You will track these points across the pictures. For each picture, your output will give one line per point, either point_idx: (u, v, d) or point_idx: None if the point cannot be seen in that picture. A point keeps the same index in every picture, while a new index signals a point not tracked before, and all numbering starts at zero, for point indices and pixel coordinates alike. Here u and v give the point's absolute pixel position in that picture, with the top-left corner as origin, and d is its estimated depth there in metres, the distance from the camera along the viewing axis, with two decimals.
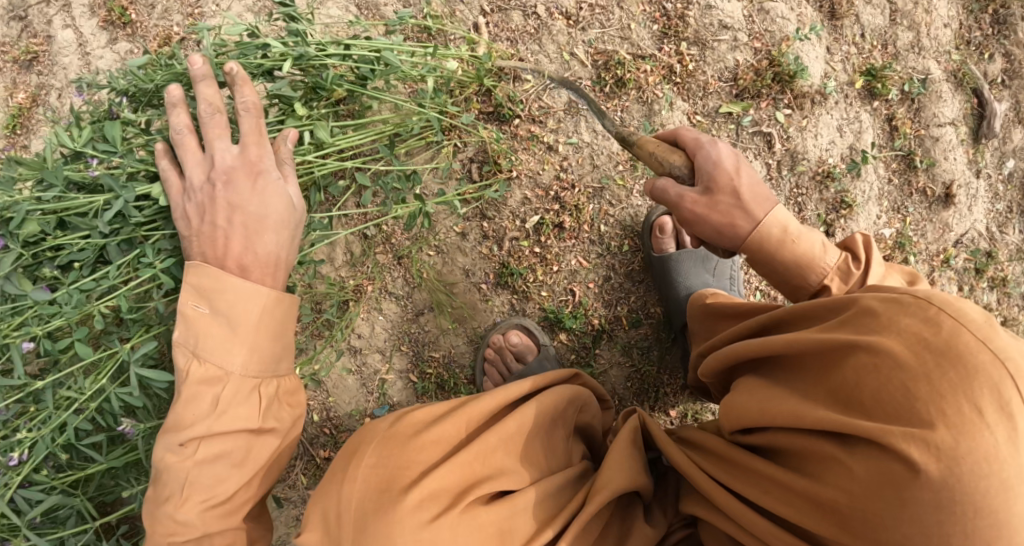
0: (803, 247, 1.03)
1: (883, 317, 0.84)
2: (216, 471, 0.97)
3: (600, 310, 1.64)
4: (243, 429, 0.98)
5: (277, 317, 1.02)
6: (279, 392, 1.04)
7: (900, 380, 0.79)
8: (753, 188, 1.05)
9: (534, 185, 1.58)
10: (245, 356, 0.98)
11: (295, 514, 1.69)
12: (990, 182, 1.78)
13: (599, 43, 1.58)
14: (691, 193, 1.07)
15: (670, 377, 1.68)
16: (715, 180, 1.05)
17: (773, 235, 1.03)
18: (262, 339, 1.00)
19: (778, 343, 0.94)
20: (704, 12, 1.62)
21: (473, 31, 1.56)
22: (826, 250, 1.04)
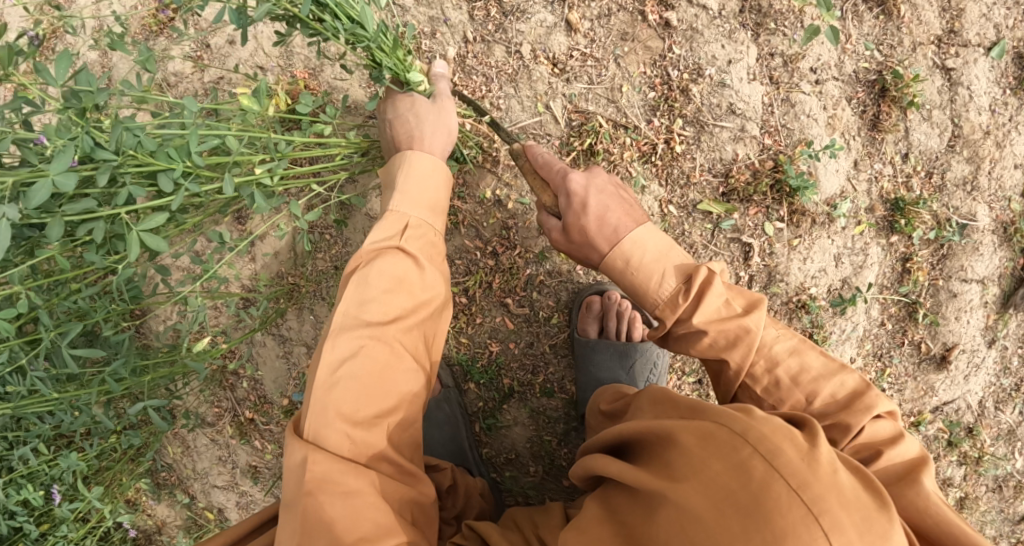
0: (637, 276, 1.00)
1: (697, 457, 0.78)
2: (350, 368, 0.97)
3: (515, 371, 1.57)
4: (397, 250, 1.06)
5: (439, 183, 1.17)
6: (423, 228, 1.11)
7: (704, 537, 0.72)
8: (598, 218, 1.05)
9: (475, 236, 1.50)
10: (410, 198, 1.12)
11: (219, 453, 1.83)
12: (1002, 354, 1.52)
13: (580, 100, 1.41)
14: (556, 229, 1.12)
15: (568, 452, 1.61)
16: (570, 223, 1.08)
17: (618, 267, 1.02)
18: (420, 188, 1.14)
19: (613, 471, 0.86)
20: (714, 90, 1.40)
21: (450, 59, 1.44)
22: (669, 273, 0.98)
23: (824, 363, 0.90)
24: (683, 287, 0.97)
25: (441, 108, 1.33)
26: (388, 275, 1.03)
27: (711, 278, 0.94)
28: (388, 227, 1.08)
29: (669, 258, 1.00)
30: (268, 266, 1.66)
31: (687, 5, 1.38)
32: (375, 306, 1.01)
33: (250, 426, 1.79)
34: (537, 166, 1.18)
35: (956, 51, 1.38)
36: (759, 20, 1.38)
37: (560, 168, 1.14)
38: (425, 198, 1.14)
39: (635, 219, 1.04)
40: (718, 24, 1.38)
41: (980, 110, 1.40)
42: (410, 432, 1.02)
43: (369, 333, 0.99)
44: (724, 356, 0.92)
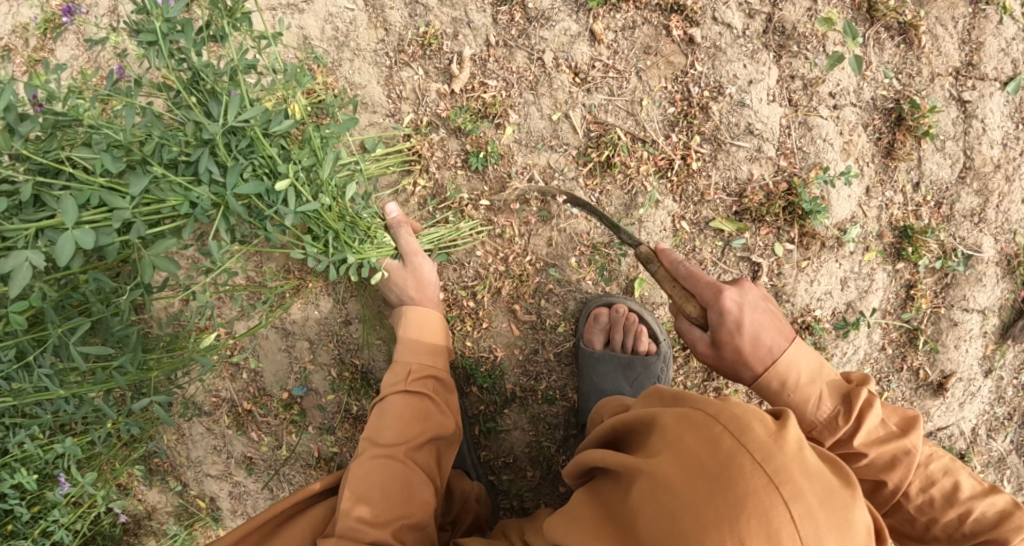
0: (797, 397, 1.01)
1: (671, 436, 0.78)
2: (369, 480, 1.15)
3: (518, 377, 1.58)
4: (402, 390, 1.27)
5: (435, 327, 1.39)
6: (422, 369, 1.33)
7: (672, 507, 0.72)
8: (752, 340, 1.04)
9: (486, 241, 1.50)
10: (410, 347, 1.35)
11: (214, 443, 1.86)
12: (998, 384, 1.54)
13: (599, 111, 1.41)
14: (700, 340, 1.10)
15: (565, 459, 1.62)
16: (720, 337, 1.06)
17: (773, 388, 1.03)
18: (417, 337, 1.36)
19: (597, 456, 0.87)
20: (734, 109, 1.40)
21: (470, 62, 1.43)
22: (826, 395, 1.00)
23: (973, 485, 0.97)
24: (843, 409, 0.99)
25: (416, 271, 1.40)
26: (394, 409, 1.25)
27: (875, 402, 0.98)
28: (394, 375, 1.30)
29: (823, 378, 1.02)
30: (273, 259, 1.65)
31: (711, 22, 1.37)
32: (388, 430, 1.22)
33: (246, 417, 1.81)
34: (677, 270, 1.14)
35: (973, 84, 1.40)
36: (782, 41, 1.38)
37: (709, 283, 1.08)
38: (424, 341, 1.36)
39: (782, 337, 1.04)
40: (741, 43, 1.38)
41: (992, 144, 1.42)
42: (426, 535, 1.14)
43: (381, 450, 1.19)
44: (883, 477, 0.97)
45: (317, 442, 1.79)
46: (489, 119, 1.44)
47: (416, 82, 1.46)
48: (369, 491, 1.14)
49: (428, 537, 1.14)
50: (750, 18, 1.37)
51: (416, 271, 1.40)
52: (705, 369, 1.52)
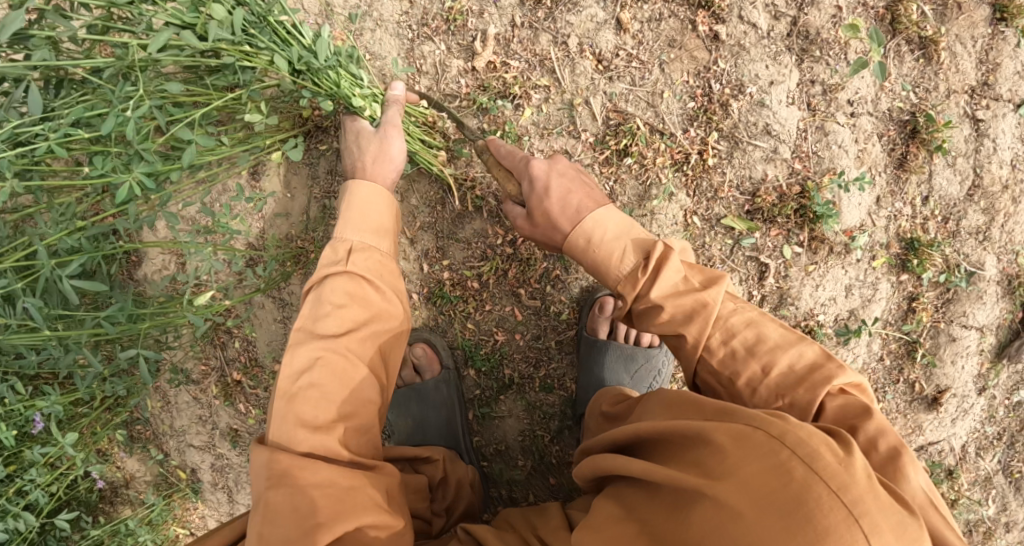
0: (602, 252, 1.06)
1: (730, 457, 0.76)
2: (308, 378, 1.03)
3: (517, 363, 1.57)
4: (342, 273, 1.12)
5: (382, 203, 1.23)
6: (363, 249, 1.16)
7: (746, 539, 0.70)
8: (559, 201, 1.11)
9: (496, 222, 1.49)
10: (354, 223, 1.18)
11: (199, 413, 1.90)
12: (990, 403, 1.55)
13: (620, 100, 1.41)
14: (518, 216, 1.18)
15: (558, 450, 1.62)
16: (532, 208, 1.14)
17: (580, 246, 1.08)
18: (357, 212, 1.19)
19: (635, 468, 0.83)
20: (753, 108, 1.41)
21: (494, 40, 1.42)
22: (627, 251, 1.04)
23: (783, 335, 0.93)
24: (642, 263, 1.02)
25: (381, 141, 1.30)
26: (333, 293, 1.09)
27: (668, 252, 1.00)
28: (333, 253, 1.14)
29: (630, 234, 1.06)
30: (276, 226, 1.62)
31: (737, 21, 1.38)
32: (327, 320, 1.07)
33: (234, 388, 1.83)
34: (502, 163, 1.26)
35: (988, 103, 1.41)
36: (806, 45, 1.39)
37: (521, 157, 1.20)
38: (369, 220, 1.20)
39: (589, 200, 1.10)
40: (765, 43, 1.39)
41: (1002, 164, 1.44)
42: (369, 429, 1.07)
43: (321, 344, 1.05)
44: (680, 330, 0.97)
45: None
46: (509, 99, 1.43)
47: (438, 58, 1.45)
48: (307, 390, 1.02)
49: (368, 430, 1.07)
50: (776, 19, 1.38)
51: (385, 142, 1.30)
52: None
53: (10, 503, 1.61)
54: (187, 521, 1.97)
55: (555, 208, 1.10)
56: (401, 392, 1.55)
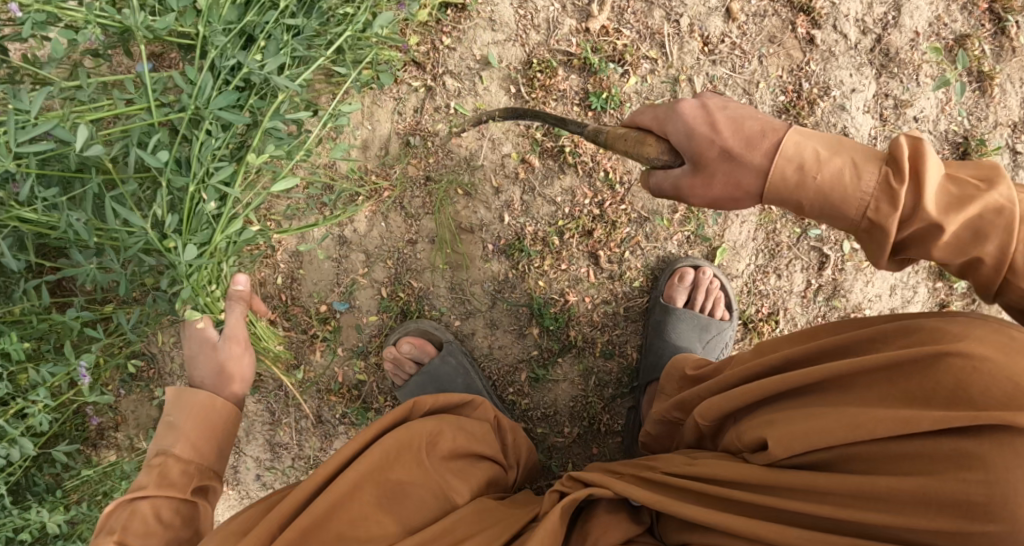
0: (831, 175, 0.83)
1: (949, 329, 0.76)
2: None
3: (583, 326, 1.60)
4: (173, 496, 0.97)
5: (217, 411, 1.08)
6: (196, 459, 1.02)
7: (1005, 378, 0.70)
8: (734, 134, 0.86)
9: (586, 183, 1.53)
10: (178, 439, 1.02)
11: None
12: None
13: (720, 83, 1.50)
14: (681, 176, 0.90)
15: (609, 418, 1.65)
16: (700, 152, 0.87)
17: (789, 180, 0.84)
18: (193, 428, 1.04)
19: (835, 368, 0.81)
20: (835, 111, 1.53)
21: (610, 8, 1.48)
22: (859, 164, 0.82)
23: None
24: (894, 171, 0.81)
25: (225, 350, 1.39)
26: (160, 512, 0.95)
27: (925, 149, 0.81)
28: (164, 473, 0.98)
29: (848, 149, 0.84)
30: (353, 159, 1.60)
31: (831, 29, 1.51)
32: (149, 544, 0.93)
33: None
34: (638, 122, 0.99)
35: None
36: (886, 61, 1.52)
37: (662, 107, 0.93)
38: (196, 437, 1.03)
39: (770, 119, 0.87)
40: (852, 54, 1.52)
41: None
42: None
43: None
44: (978, 248, 0.80)
45: (344, 367, 1.73)
46: (619, 65, 1.49)
47: (552, 15, 1.49)
48: None
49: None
50: (863, 34, 1.51)
51: (226, 349, 1.38)
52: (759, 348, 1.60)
53: (11, 424, 1.60)
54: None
55: (735, 139, 0.85)
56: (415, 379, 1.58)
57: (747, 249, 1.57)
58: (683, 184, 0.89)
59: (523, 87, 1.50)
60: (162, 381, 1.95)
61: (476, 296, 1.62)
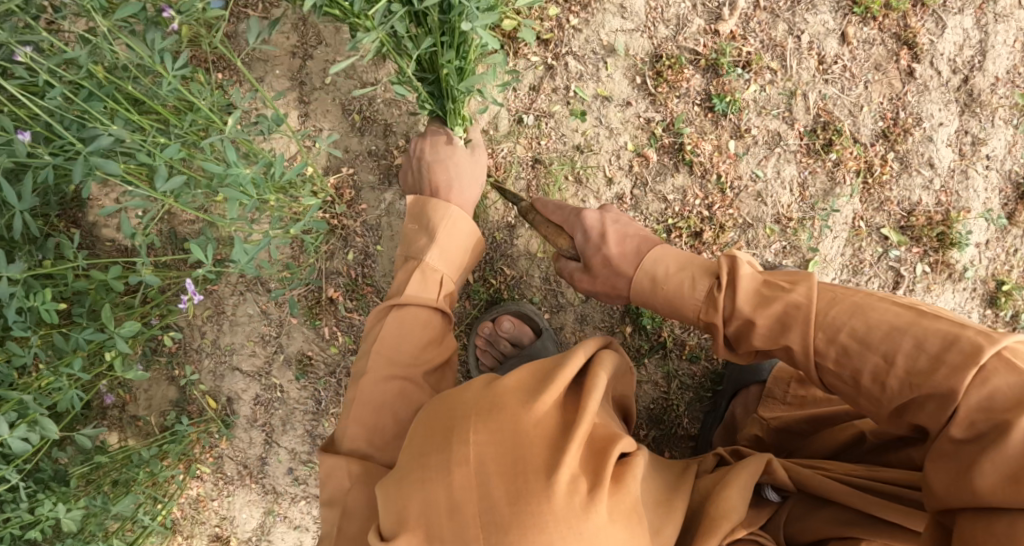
0: (672, 286, 1.09)
1: None
2: (382, 396, 1.13)
3: (676, 327, 1.60)
4: (423, 306, 1.21)
5: (462, 228, 1.31)
6: (443, 276, 1.27)
7: None
8: (616, 245, 1.16)
9: (699, 185, 1.52)
10: (433, 250, 1.27)
11: (264, 331, 1.73)
12: None
13: (830, 101, 1.53)
14: (577, 270, 1.23)
15: (687, 423, 1.64)
16: (589, 258, 1.19)
17: (645, 287, 1.12)
18: (444, 242, 1.28)
19: None
20: (923, 141, 1.55)
21: (738, 14, 1.49)
22: (696, 277, 1.07)
23: None
24: (715, 283, 1.04)
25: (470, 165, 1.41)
26: (416, 321, 1.20)
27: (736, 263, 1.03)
28: (419, 284, 1.23)
29: (689, 262, 1.10)
30: (458, 133, 1.51)
31: (928, 65, 1.53)
32: (404, 347, 1.17)
33: (326, 307, 1.66)
34: (551, 217, 1.30)
35: None
36: (970, 100, 1.54)
37: (573, 211, 1.25)
38: (448, 254, 1.28)
39: (645, 242, 1.16)
40: (943, 90, 1.54)
41: None
42: (447, 425, 1.00)
43: (406, 379, 1.15)
44: (784, 341, 0.94)
45: None
46: (741, 72, 1.50)
47: (681, 12, 1.48)
48: (382, 391, 1.13)
49: (444, 432, 0.98)
50: (953, 72, 1.53)
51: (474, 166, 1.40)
52: None
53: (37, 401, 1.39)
54: (207, 456, 1.80)
55: (614, 252, 1.15)
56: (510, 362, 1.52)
57: (835, 263, 1.57)
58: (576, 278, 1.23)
59: (645, 80, 1.49)
60: (190, 358, 1.76)
61: (570, 288, 1.58)
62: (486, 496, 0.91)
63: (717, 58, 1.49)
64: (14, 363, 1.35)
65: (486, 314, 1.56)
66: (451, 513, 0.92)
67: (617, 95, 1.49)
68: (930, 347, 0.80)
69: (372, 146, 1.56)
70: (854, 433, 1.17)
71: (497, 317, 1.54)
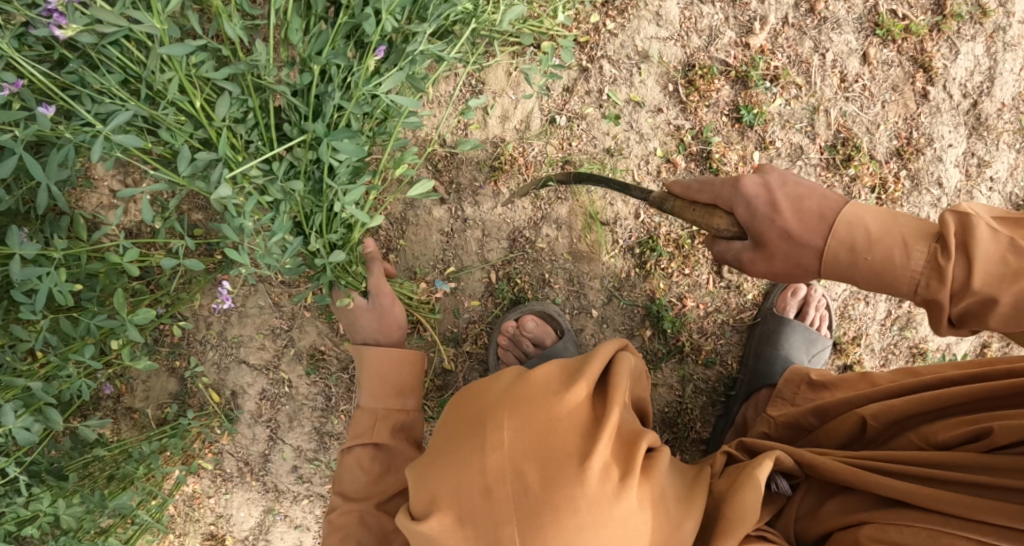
0: (879, 256, 0.88)
1: None
2: (347, 531, 1.19)
3: (693, 332, 1.62)
4: (365, 442, 1.27)
5: (387, 359, 1.33)
6: (377, 414, 1.30)
7: None
8: (796, 212, 0.91)
9: None
10: (367, 394, 1.31)
11: (274, 323, 1.70)
12: None
13: (850, 118, 1.58)
14: (745, 249, 0.96)
15: (699, 427, 1.65)
16: (761, 233, 0.92)
17: (843, 261, 0.90)
18: (374, 382, 1.31)
19: None
20: (933, 160, 1.62)
21: (768, 29, 1.53)
22: (910, 244, 0.87)
23: None
24: (937, 249, 0.86)
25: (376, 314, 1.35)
26: (364, 460, 1.26)
27: (971, 225, 0.84)
28: (358, 425, 1.29)
29: (896, 224, 0.89)
30: (490, 130, 1.52)
31: (942, 88, 1.60)
32: (358, 482, 1.24)
33: None
34: (695, 199, 1.01)
35: None
36: (977, 124, 1.62)
37: (726, 182, 0.97)
38: (382, 387, 1.31)
39: (826, 202, 0.92)
40: (954, 112, 1.61)
41: None
42: (477, 412, 0.97)
43: (364, 508, 1.21)
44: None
45: (430, 354, 1.60)
46: (769, 85, 1.54)
47: (714, 23, 1.52)
48: (343, 523, 1.20)
49: (474, 419, 0.96)
50: (964, 96, 1.61)
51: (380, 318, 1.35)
52: (842, 367, 1.67)
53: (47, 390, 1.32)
54: (206, 452, 1.73)
55: (800, 221, 0.91)
56: (530, 362, 1.52)
57: None
58: (749, 260, 0.95)
59: (676, 89, 1.52)
60: (193, 349, 1.70)
61: (592, 290, 1.59)
62: (519, 481, 0.88)
63: (746, 70, 1.52)
64: (19, 349, 1.28)
65: (509, 314, 1.55)
66: (482, 497, 0.89)
67: (649, 101, 1.52)
68: None
69: (401, 138, 1.52)
70: (854, 422, 1.17)
71: (520, 317, 1.54)
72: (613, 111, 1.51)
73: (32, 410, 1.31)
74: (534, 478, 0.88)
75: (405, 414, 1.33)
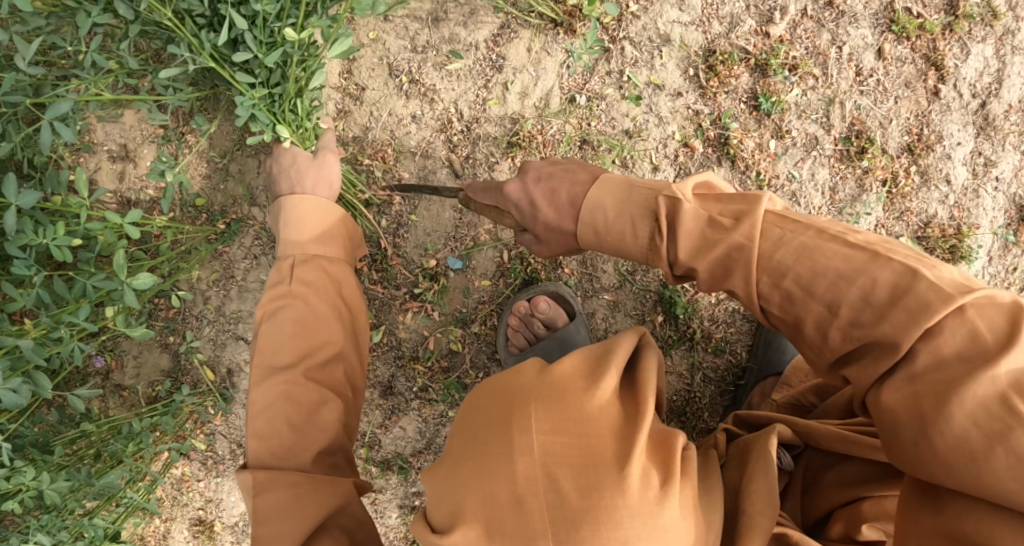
0: (614, 236, 1.07)
1: None
2: (277, 409, 1.04)
3: (704, 320, 1.61)
4: (290, 296, 1.12)
5: (321, 205, 1.22)
6: (300, 262, 1.16)
7: None
8: (553, 198, 1.12)
9: (739, 181, 1.56)
10: (290, 240, 1.18)
11: None
12: None
13: (864, 112, 1.60)
14: (531, 243, 1.20)
15: (707, 417, 1.63)
16: (533, 229, 1.16)
17: (590, 241, 1.10)
18: (303, 227, 1.19)
19: None
20: (942, 158, 1.64)
21: (787, 18, 1.55)
22: (635, 224, 1.04)
23: None
24: (656, 227, 1.03)
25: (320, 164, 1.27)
26: (282, 325, 1.09)
27: (672, 207, 1.00)
28: (278, 276, 1.15)
29: (626, 203, 1.06)
30: (509, 107, 1.50)
31: (952, 87, 1.62)
32: (282, 350, 1.08)
33: None
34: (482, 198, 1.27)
35: None
36: (985, 123, 1.65)
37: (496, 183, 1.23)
38: (309, 236, 1.19)
39: (576, 192, 1.10)
40: (963, 111, 1.64)
41: None
42: (499, 409, 0.87)
43: (285, 375, 1.06)
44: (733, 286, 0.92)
45: (437, 333, 1.55)
46: (787, 75, 1.55)
47: (736, 11, 1.52)
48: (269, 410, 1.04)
49: (497, 418, 0.86)
50: (973, 96, 1.63)
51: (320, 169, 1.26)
52: None
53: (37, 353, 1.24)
54: (198, 432, 1.66)
55: (557, 224, 1.12)
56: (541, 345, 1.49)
57: None
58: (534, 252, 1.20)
59: (694, 75, 1.52)
60: (189, 325, 1.63)
61: (605, 273, 1.57)
62: (554, 489, 0.80)
63: (765, 59, 1.53)
64: (10, 308, 1.21)
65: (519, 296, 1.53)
66: (513, 507, 0.81)
67: (668, 85, 1.52)
68: (877, 300, 0.80)
69: (418, 111, 1.48)
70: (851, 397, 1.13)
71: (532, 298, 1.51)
72: (632, 94, 1.51)
73: (20, 373, 1.23)
74: (570, 487, 0.80)
75: (330, 264, 1.19)
